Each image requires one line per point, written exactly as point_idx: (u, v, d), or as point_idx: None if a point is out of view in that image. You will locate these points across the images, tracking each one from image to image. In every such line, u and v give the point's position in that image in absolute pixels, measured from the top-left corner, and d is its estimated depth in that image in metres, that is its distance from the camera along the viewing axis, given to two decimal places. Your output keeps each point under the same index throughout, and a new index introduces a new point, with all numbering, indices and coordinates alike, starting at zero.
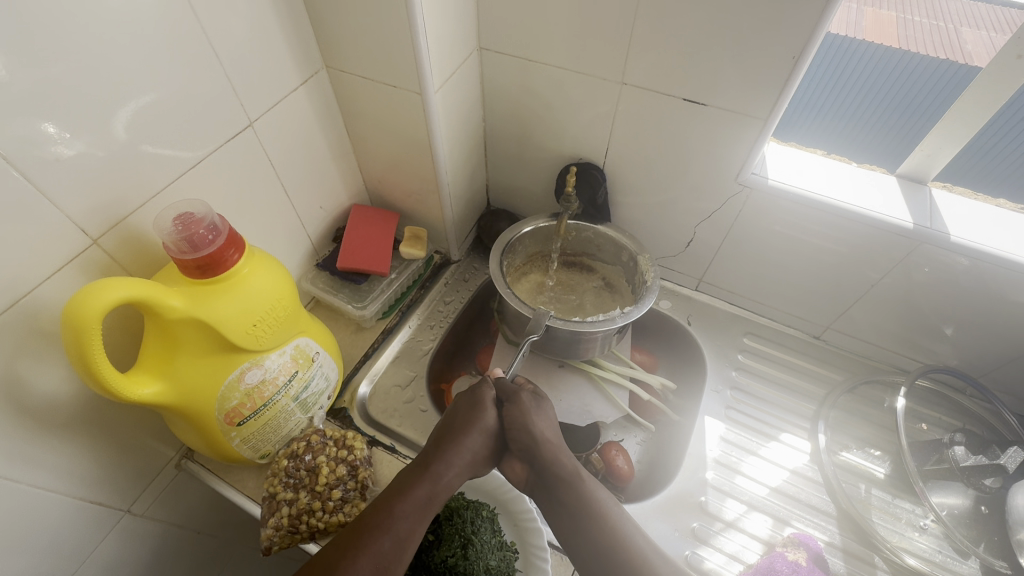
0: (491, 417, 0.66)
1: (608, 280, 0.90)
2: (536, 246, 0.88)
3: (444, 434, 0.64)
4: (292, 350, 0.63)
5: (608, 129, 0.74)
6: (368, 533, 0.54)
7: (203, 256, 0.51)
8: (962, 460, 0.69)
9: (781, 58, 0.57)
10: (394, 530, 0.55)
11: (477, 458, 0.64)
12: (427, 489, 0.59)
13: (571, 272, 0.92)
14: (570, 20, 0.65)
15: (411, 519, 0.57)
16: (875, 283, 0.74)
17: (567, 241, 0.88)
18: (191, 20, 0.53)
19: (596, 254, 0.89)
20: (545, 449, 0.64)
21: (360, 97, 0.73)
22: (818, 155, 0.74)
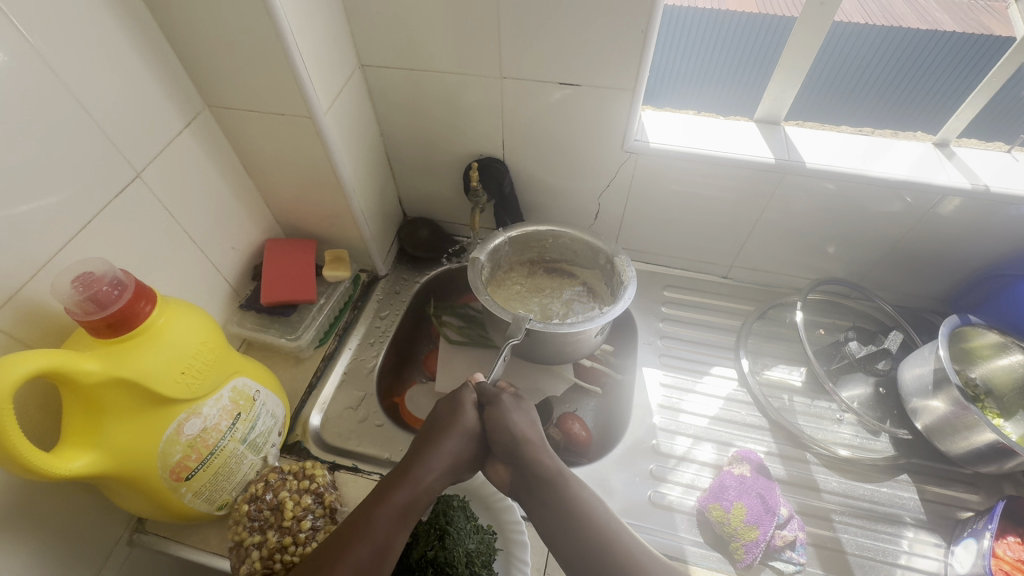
0: (471, 420, 0.69)
1: (588, 284, 0.91)
2: (513, 254, 0.90)
3: (425, 440, 0.66)
4: (230, 393, 0.62)
5: (499, 121, 0.79)
6: (344, 547, 0.56)
7: (115, 312, 0.50)
8: (857, 353, 0.77)
9: (633, 33, 0.64)
10: (373, 536, 0.57)
11: (456, 461, 0.66)
12: (405, 494, 0.61)
13: (551, 280, 0.93)
14: (441, 26, 0.68)
15: (390, 526, 0.59)
16: (758, 218, 0.84)
17: (546, 248, 0.91)
18: (52, 81, 0.51)
19: (576, 259, 0.91)
20: (523, 448, 0.66)
21: (250, 131, 0.73)
22: (689, 114, 0.82)
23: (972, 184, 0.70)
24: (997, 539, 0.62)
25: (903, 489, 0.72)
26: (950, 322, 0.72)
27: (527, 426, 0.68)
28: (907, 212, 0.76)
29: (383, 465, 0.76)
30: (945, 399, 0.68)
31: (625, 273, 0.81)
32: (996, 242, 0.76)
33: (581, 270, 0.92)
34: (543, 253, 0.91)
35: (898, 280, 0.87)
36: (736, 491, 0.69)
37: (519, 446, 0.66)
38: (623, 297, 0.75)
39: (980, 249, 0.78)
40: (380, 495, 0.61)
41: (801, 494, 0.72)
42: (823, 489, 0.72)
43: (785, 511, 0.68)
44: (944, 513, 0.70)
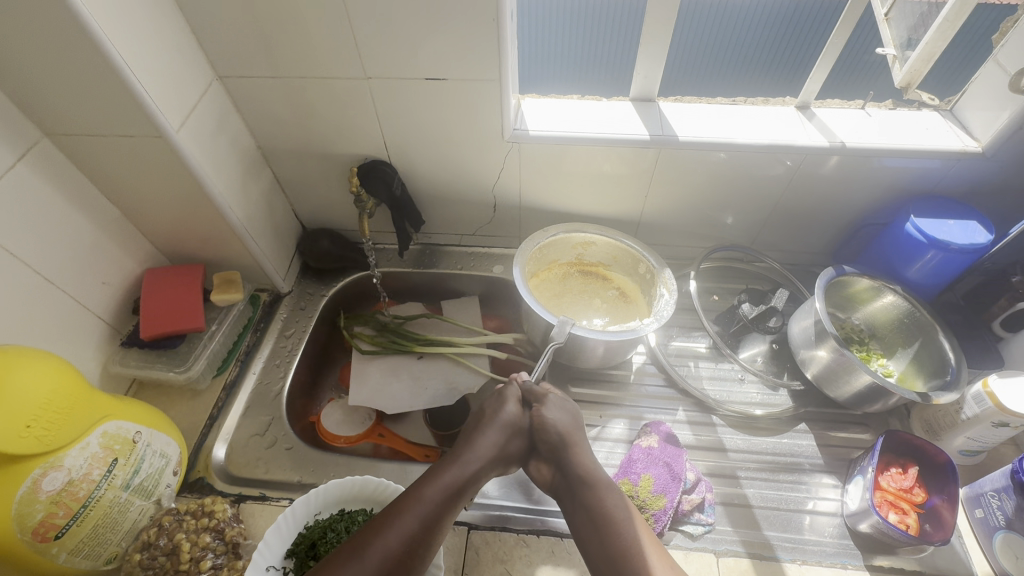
0: (513, 412, 0.68)
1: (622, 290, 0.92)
2: (552, 254, 0.90)
3: (477, 426, 0.66)
4: (99, 439, 0.58)
5: (376, 122, 0.77)
6: (390, 521, 0.54)
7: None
8: (749, 314, 0.81)
9: (486, 21, 0.63)
10: (420, 507, 0.56)
11: (503, 448, 0.65)
12: (456, 471, 0.61)
13: (586, 281, 0.93)
14: (292, 29, 0.66)
15: (439, 500, 0.58)
16: (647, 194, 0.86)
17: (585, 251, 0.91)
18: None
19: (613, 264, 0.92)
20: (568, 443, 0.66)
21: (101, 157, 0.68)
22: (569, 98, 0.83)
23: (831, 142, 0.74)
24: (880, 471, 0.66)
25: (801, 438, 0.76)
26: (828, 274, 0.75)
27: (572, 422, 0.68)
28: (780, 175, 0.79)
29: (294, 490, 0.73)
30: (828, 348, 0.72)
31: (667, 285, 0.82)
32: (863, 194, 0.80)
33: (617, 275, 0.92)
34: (582, 256, 0.91)
35: (784, 239, 0.91)
36: (644, 463, 0.70)
37: (564, 442, 0.66)
38: (664, 312, 0.76)
39: (851, 202, 0.82)
40: (434, 472, 0.60)
41: (709, 457, 0.74)
42: (729, 448, 0.75)
43: (692, 475, 0.70)
44: (841, 455, 0.74)
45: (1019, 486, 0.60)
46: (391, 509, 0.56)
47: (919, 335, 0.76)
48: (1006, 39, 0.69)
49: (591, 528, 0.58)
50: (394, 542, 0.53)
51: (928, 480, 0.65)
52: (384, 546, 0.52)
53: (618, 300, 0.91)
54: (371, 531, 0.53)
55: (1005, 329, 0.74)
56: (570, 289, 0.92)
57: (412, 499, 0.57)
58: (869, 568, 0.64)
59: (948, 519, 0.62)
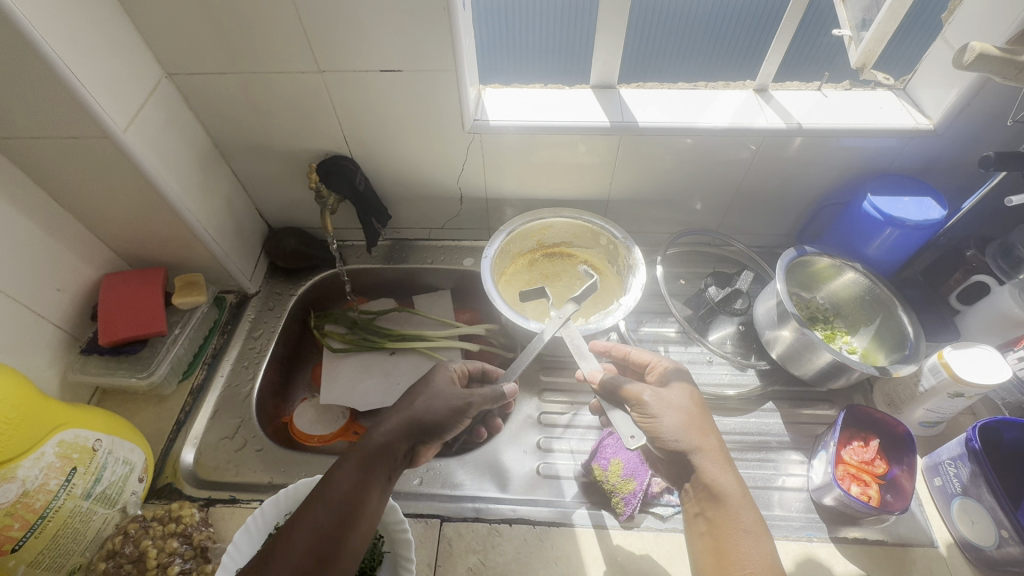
0: (436, 388, 0.63)
1: (590, 263, 0.92)
2: (514, 246, 0.89)
3: (408, 402, 0.61)
4: (55, 448, 0.57)
5: (334, 116, 0.76)
6: (300, 517, 0.50)
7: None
8: (715, 297, 0.81)
9: (436, 9, 0.62)
10: (332, 495, 0.52)
11: (437, 425, 0.60)
12: (377, 452, 0.56)
13: (552, 263, 0.93)
14: (238, 24, 0.64)
15: (355, 484, 0.53)
16: (611, 182, 0.86)
17: (544, 235, 0.91)
18: None
19: (574, 240, 0.91)
20: (687, 448, 0.57)
21: (46, 162, 0.66)
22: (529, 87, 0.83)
23: (787, 123, 0.75)
24: (843, 445, 0.67)
25: (768, 416, 0.77)
26: (789, 255, 0.76)
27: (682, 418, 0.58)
28: (739, 158, 0.80)
29: (265, 491, 0.73)
30: (791, 328, 0.73)
31: (629, 256, 0.83)
32: (823, 174, 0.81)
33: (580, 250, 0.92)
34: (542, 240, 0.91)
35: (749, 221, 0.92)
36: (614, 448, 0.72)
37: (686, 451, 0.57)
38: (632, 294, 0.76)
39: (812, 183, 0.83)
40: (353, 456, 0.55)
41: None
42: None
43: None
44: (807, 431, 0.75)
45: (973, 453, 0.61)
46: (306, 504, 0.51)
47: (879, 310, 0.77)
48: (954, 16, 0.70)
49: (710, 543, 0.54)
50: (302, 540, 0.49)
51: (889, 452, 0.67)
52: (289, 545, 0.48)
53: (588, 275, 0.92)
54: (279, 533, 0.49)
55: (960, 303, 0.76)
56: (539, 276, 0.92)
57: (326, 488, 0.52)
58: (835, 540, 0.65)
59: (907, 487, 0.64)
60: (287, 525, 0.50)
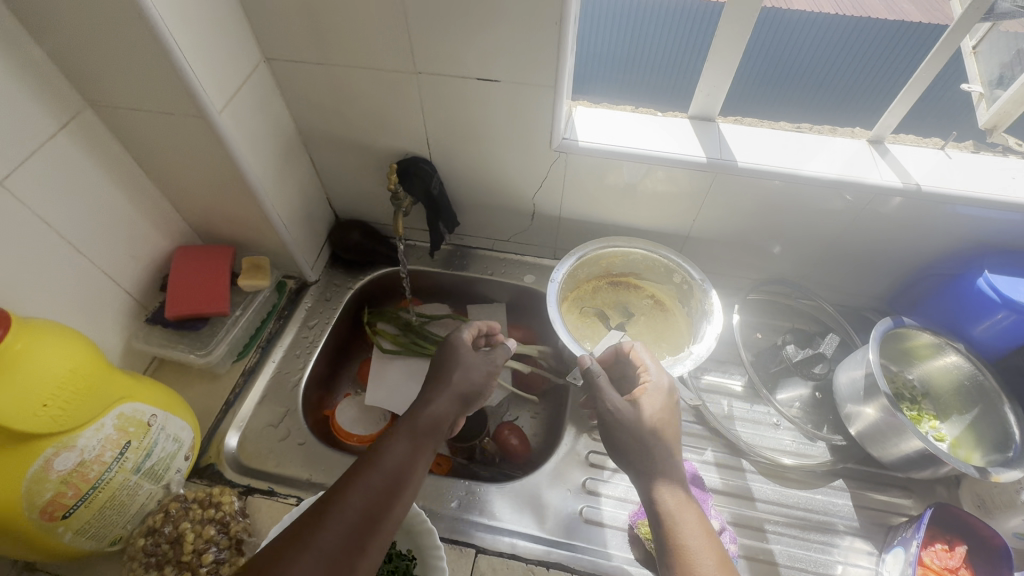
0: (471, 359, 0.63)
1: (657, 298, 0.87)
2: (582, 271, 0.86)
3: (447, 376, 0.62)
4: (114, 421, 0.57)
5: (421, 118, 0.74)
6: (354, 477, 0.49)
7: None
8: (794, 356, 0.75)
9: (547, 23, 0.59)
10: (388, 462, 0.51)
11: (476, 395, 0.62)
12: (426, 424, 0.56)
13: (616, 292, 0.89)
14: (343, 17, 0.63)
15: (407, 452, 0.53)
16: (694, 219, 0.81)
17: (613, 264, 0.87)
18: None
19: (643, 272, 0.87)
20: (642, 441, 0.55)
21: (141, 133, 0.67)
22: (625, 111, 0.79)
23: (906, 183, 0.68)
24: (925, 546, 0.61)
25: (837, 496, 0.71)
26: (884, 324, 0.70)
27: (651, 419, 0.57)
28: (841, 212, 0.74)
29: (302, 487, 0.72)
30: (877, 405, 0.67)
31: (703, 302, 0.78)
32: (934, 241, 0.74)
33: (648, 283, 0.88)
34: (610, 268, 0.87)
35: (837, 278, 0.85)
36: None
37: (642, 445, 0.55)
38: (706, 344, 0.72)
39: (919, 248, 0.76)
40: (397, 427, 0.55)
41: (735, 505, 0.70)
42: (758, 498, 0.70)
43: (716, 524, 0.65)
44: (879, 519, 0.69)
45: None
46: (354, 467, 0.51)
47: (980, 400, 0.70)
48: None
49: (663, 549, 0.49)
50: (358, 501, 0.48)
51: (977, 562, 0.60)
52: (347, 502, 0.47)
53: (653, 309, 0.87)
54: (330, 491, 0.48)
55: None
56: (601, 304, 0.88)
57: (379, 454, 0.52)
58: None
59: None
60: (336, 486, 0.49)
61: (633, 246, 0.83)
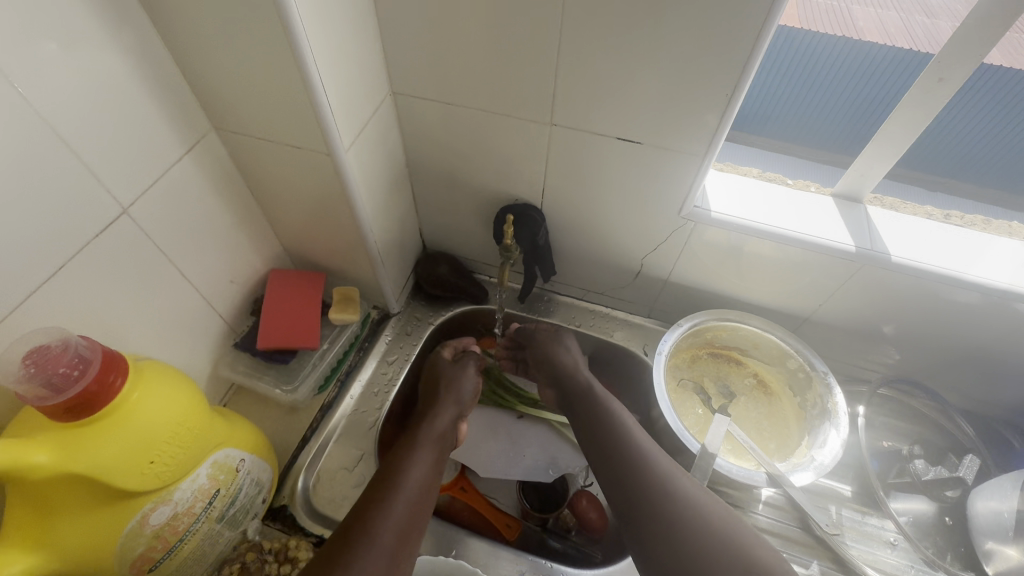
0: (469, 381, 0.74)
1: (762, 378, 0.80)
2: (686, 341, 0.80)
3: (431, 406, 0.69)
4: (208, 470, 0.54)
5: (543, 168, 0.70)
6: (374, 490, 0.53)
7: (104, 357, 0.45)
8: (922, 474, 0.71)
9: (713, 92, 0.55)
10: (401, 477, 0.55)
11: (470, 402, 0.73)
12: (433, 438, 0.63)
13: (715, 364, 0.82)
14: (485, 62, 0.59)
15: (419, 468, 0.57)
16: (820, 304, 0.74)
17: (719, 336, 0.80)
18: (35, 117, 0.44)
19: (750, 350, 0.80)
20: (574, 386, 0.71)
21: (260, 160, 0.65)
22: (753, 176, 0.73)
23: None
24: None
25: None
26: None
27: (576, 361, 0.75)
28: (998, 322, 0.66)
29: None
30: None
31: (816, 398, 0.72)
32: None
33: (753, 361, 0.81)
34: (713, 339, 0.80)
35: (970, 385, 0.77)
36: None
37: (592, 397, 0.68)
38: (830, 451, 0.66)
39: None
40: (397, 448, 0.60)
41: None
42: None
43: None
44: None
45: None
46: (371, 484, 0.54)
47: None
48: None
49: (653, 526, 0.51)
50: (396, 518, 0.50)
51: None
52: (381, 517, 0.50)
53: (757, 391, 0.79)
54: (356, 511, 0.50)
55: None
56: (700, 376, 0.81)
57: (393, 470, 0.56)
58: None
59: None
60: (361, 504, 0.51)
61: (748, 324, 0.77)
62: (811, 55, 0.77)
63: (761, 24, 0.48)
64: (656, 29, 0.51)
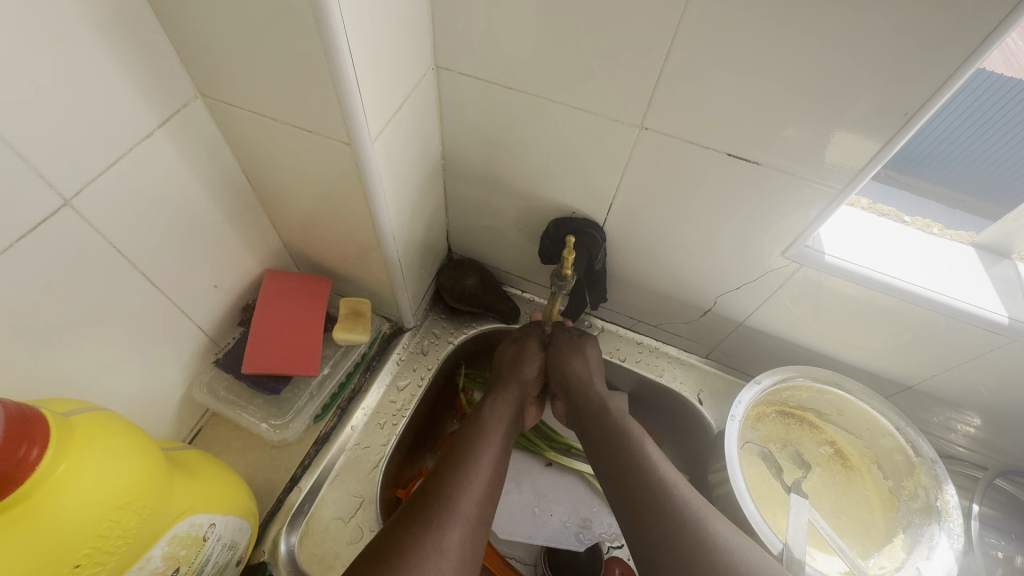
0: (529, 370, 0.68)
1: (839, 448, 0.67)
2: (758, 401, 0.66)
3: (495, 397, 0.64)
4: (165, 549, 0.41)
5: (615, 178, 0.56)
6: (437, 498, 0.50)
7: (13, 422, 0.31)
8: None
9: (877, 113, 0.41)
10: (467, 483, 0.52)
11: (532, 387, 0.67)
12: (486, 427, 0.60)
13: (785, 426, 0.68)
14: (567, 37, 0.45)
15: (481, 479, 0.54)
16: (933, 374, 0.60)
17: (796, 396, 0.66)
18: None
19: (831, 414, 0.67)
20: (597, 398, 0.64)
21: (261, 141, 0.50)
22: (860, 208, 0.58)
23: None
24: None
25: None
26: None
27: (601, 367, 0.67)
28: None
29: None
30: None
31: (919, 489, 0.59)
32: None
33: (831, 426, 0.67)
34: (790, 399, 0.66)
35: None
36: None
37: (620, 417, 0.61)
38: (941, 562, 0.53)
39: None
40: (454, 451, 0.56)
41: None
42: None
43: None
44: None
45: None
46: (428, 483, 0.53)
47: None
48: None
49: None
50: (463, 524, 0.49)
51: None
52: (448, 525, 0.48)
53: (833, 463, 0.66)
54: (421, 501, 0.50)
55: None
56: (769, 441, 0.67)
57: (455, 476, 0.53)
58: None
59: None
60: (423, 493, 0.52)
61: (840, 387, 0.63)
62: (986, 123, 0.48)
63: (993, 27, 0.34)
64: (826, 17, 0.37)
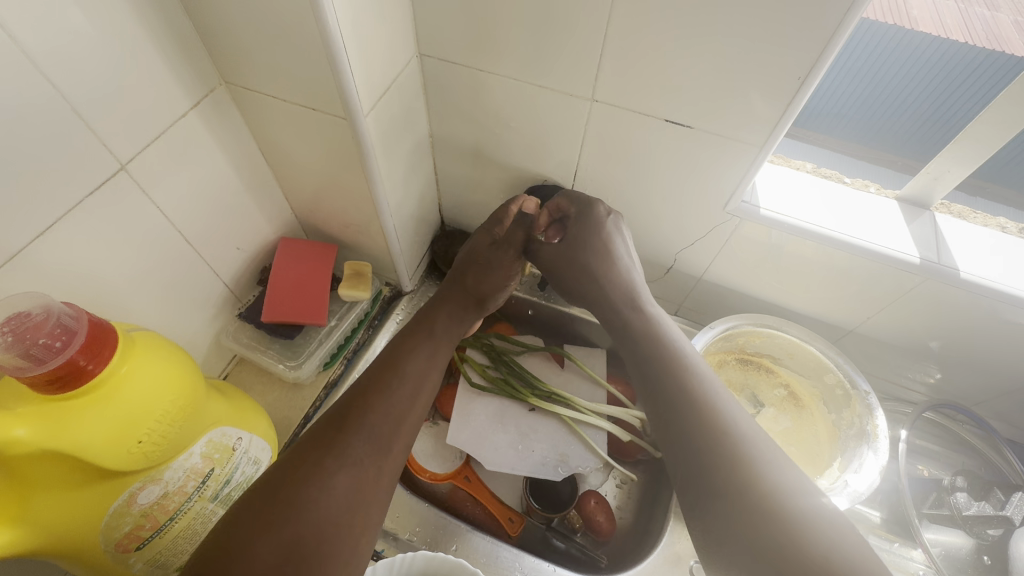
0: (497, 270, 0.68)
1: (791, 389, 0.74)
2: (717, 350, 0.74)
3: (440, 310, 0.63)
4: (202, 449, 0.51)
5: (576, 146, 0.64)
6: (361, 424, 0.48)
7: (91, 326, 0.42)
8: (964, 509, 0.65)
9: (779, 77, 0.49)
10: (398, 412, 0.50)
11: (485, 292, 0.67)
12: (416, 331, 0.59)
13: (743, 370, 0.76)
14: (524, 24, 0.54)
15: (411, 406, 0.52)
16: (868, 316, 0.68)
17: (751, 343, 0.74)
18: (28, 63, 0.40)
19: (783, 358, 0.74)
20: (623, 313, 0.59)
21: (273, 121, 0.60)
22: (806, 171, 0.66)
23: None
24: None
25: None
26: None
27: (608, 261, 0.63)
28: None
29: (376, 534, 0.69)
30: None
31: (854, 420, 0.68)
32: None
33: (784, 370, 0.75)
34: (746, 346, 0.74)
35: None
36: None
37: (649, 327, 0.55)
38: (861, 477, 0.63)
39: None
40: (380, 371, 0.53)
41: None
42: None
43: None
44: None
45: None
46: (348, 406, 0.49)
47: None
48: None
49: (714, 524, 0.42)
50: (391, 455, 0.48)
51: None
52: (377, 457, 0.47)
53: (785, 402, 0.74)
54: (338, 426, 0.47)
55: None
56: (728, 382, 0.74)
57: (383, 403, 0.50)
58: None
59: None
60: (343, 416, 0.48)
61: (786, 331, 0.71)
62: (887, 63, 0.57)
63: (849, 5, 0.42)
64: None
